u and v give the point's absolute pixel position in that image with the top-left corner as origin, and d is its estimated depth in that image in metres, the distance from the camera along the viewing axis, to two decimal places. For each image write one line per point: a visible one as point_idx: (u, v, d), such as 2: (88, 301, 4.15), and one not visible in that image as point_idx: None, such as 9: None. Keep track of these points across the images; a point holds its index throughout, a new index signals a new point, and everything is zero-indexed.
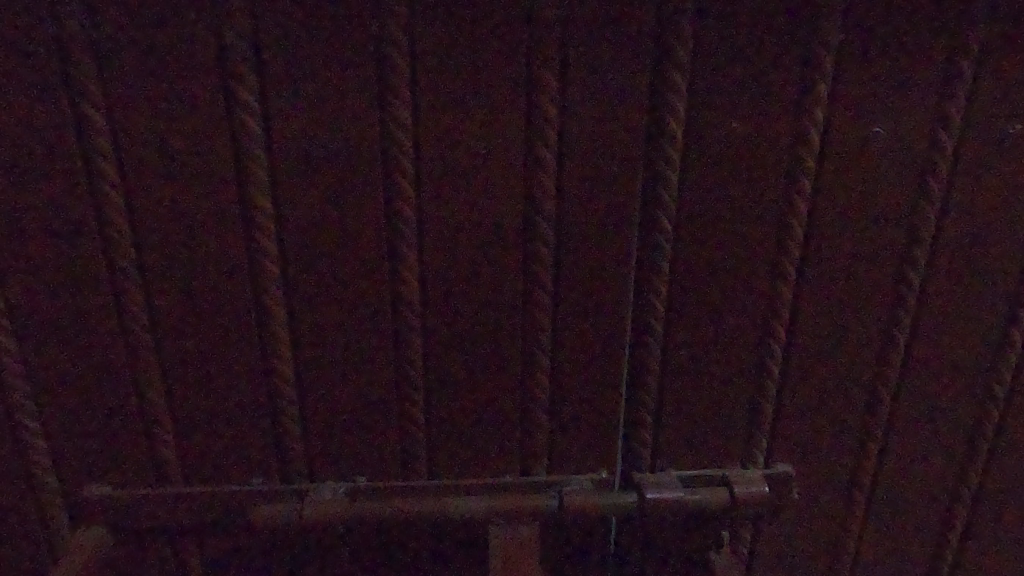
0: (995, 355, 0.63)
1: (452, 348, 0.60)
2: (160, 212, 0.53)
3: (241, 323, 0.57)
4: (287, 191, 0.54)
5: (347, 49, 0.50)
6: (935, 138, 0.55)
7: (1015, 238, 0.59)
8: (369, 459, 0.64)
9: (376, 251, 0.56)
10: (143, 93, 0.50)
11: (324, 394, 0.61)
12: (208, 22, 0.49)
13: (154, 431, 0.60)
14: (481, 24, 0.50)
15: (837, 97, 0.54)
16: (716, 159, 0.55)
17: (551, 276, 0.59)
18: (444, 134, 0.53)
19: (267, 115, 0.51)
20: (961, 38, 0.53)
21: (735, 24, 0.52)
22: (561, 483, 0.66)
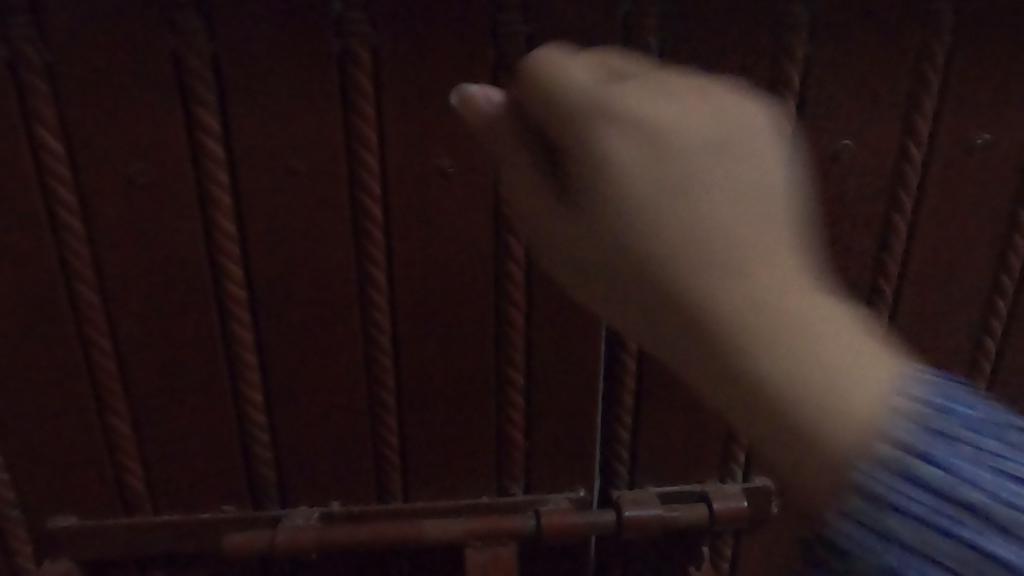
0: (971, 369, 0.62)
1: (423, 367, 0.59)
2: (121, 234, 0.53)
3: (206, 343, 0.57)
4: (250, 210, 0.53)
5: (307, 67, 0.49)
6: (908, 150, 0.54)
7: (988, 248, 0.58)
8: (342, 479, 0.63)
9: (343, 269, 0.55)
10: (98, 116, 0.49)
11: (294, 413, 0.60)
12: (163, 42, 0.48)
13: (121, 448, 0.60)
14: (442, 39, 0.49)
15: (812, 113, 0.53)
16: None
17: (522, 292, 0.58)
18: (410, 152, 0.52)
19: (227, 133, 0.51)
20: (935, 50, 0.51)
21: (703, 38, 0.51)
22: (539, 502, 0.65)
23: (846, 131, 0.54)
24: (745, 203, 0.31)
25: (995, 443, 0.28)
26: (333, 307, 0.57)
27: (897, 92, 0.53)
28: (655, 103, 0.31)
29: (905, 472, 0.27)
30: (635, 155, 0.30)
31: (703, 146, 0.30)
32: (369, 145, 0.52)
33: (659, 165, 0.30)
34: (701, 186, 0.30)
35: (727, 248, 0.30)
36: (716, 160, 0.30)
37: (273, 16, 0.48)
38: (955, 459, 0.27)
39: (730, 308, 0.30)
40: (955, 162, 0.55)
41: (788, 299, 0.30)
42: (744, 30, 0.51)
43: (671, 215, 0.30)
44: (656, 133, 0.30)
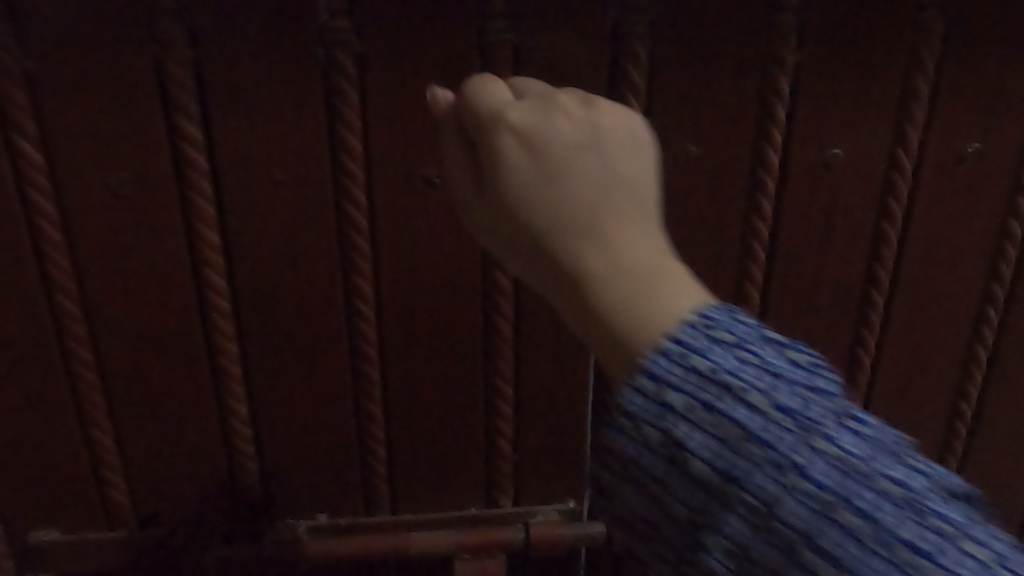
0: (961, 377, 0.62)
1: (411, 377, 0.59)
2: (103, 245, 0.52)
3: (191, 355, 0.56)
4: (234, 220, 0.52)
5: (291, 75, 0.49)
6: (898, 158, 0.54)
7: (979, 255, 0.58)
8: (329, 491, 0.63)
9: (329, 280, 0.55)
10: (78, 126, 0.48)
11: (280, 425, 0.59)
12: (144, 50, 0.47)
13: (104, 462, 0.59)
14: (428, 47, 0.49)
15: (801, 122, 0.53)
16: (678, 184, 0.54)
17: (511, 302, 0.57)
18: (396, 161, 0.52)
19: (210, 143, 0.50)
20: (925, 58, 0.51)
21: (692, 47, 0.50)
22: (527, 514, 0.65)
23: (836, 139, 0.53)
24: (613, 185, 0.33)
25: (775, 342, 0.30)
26: (319, 317, 0.56)
27: (888, 101, 0.52)
28: (547, 106, 0.34)
29: (687, 352, 0.29)
30: (516, 149, 0.34)
31: (574, 138, 0.33)
32: (354, 153, 0.51)
33: (534, 153, 0.33)
34: (569, 168, 0.33)
35: (582, 216, 0.33)
36: (585, 148, 0.33)
37: (256, 24, 0.47)
38: (732, 346, 0.29)
39: (589, 268, 0.32)
40: (946, 170, 0.55)
41: (647, 267, 0.32)
42: (734, 38, 0.50)
43: (541, 191, 0.33)
44: (537, 128, 0.34)
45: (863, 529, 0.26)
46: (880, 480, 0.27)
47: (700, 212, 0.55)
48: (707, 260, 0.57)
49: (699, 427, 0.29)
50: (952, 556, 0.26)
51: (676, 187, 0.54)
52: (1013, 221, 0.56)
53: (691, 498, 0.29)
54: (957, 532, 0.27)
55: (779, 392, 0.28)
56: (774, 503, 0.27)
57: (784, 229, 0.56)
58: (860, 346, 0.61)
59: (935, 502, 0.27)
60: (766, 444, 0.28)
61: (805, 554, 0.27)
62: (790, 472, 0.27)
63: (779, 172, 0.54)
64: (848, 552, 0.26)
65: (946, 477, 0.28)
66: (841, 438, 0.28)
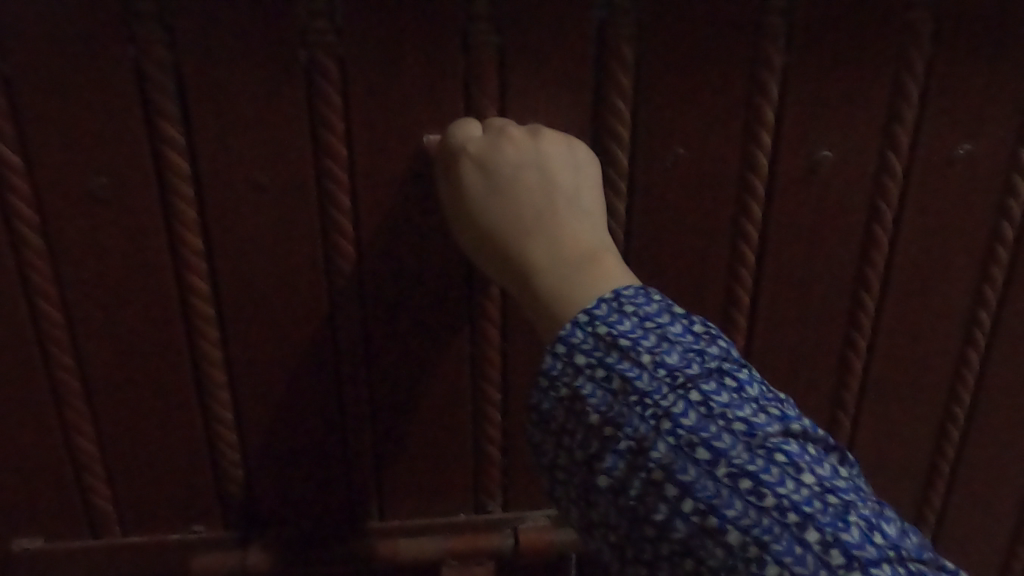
0: (952, 380, 0.62)
1: (397, 382, 0.58)
2: (83, 251, 0.51)
3: (174, 362, 0.55)
4: (217, 225, 0.52)
5: (273, 77, 0.48)
6: (887, 160, 0.53)
7: (970, 257, 0.57)
8: (316, 498, 0.62)
9: (313, 284, 0.54)
10: (57, 130, 0.48)
11: (265, 431, 0.59)
12: (123, 52, 0.46)
13: (87, 469, 0.58)
14: (411, 48, 0.48)
15: (790, 125, 0.52)
16: (665, 186, 0.53)
17: (498, 306, 0.56)
18: (380, 165, 0.51)
19: (191, 146, 0.49)
20: (914, 59, 0.51)
21: (678, 47, 0.50)
22: (516, 520, 0.64)
23: (825, 141, 0.53)
24: (547, 195, 0.46)
25: (671, 316, 0.40)
26: (304, 322, 0.55)
27: (876, 102, 0.52)
28: (501, 138, 0.47)
29: (593, 323, 0.40)
30: (475, 172, 0.46)
31: (516, 163, 0.46)
32: (337, 157, 0.50)
33: (488, 175, 0.46)
34: (514, 186, 0.46)
35: (526, 222, 0.45)
36: (526, 171, 0.46)
37: (236, 26, 0.46)
38: (631, 318, 0.39)
39: (530, 261, 0.45)
40: (936, 172, 0.54)
41: (577, 260, 0.44)
42: (722, 40, 0.50)
43: (495, 207, 0.46)
44: (492, 155, 0.46)
45: (712, 462, 0.36)
46: (735, 424, 0.37)
47: (688, 216, 0.54)
48: (696, 264, 0.56)
49: (596, 382, 0.39)
50: (783, 484, 0.36)
51: (663, 190, 0.53)
52: (1003, 223, 0.56)
53: (587, 441, 0.39)
54: (791, 466, 0.36)
55: (660, 353, 0.38)
56: (647, 442, 0.37)
57: (773, 233, 0.55)
58: (851, 350, 0.60)
59: (778, 442, 0.37)
60: (645, 396, 0.37)
61: (668, 483, 0.36)
62: (660, 417, 0.37)
63: (768, 175, 0.54)
64: (700, 480, 0.36)
65: (795, 424, 0.38)
66: (708, 390, 0.38)
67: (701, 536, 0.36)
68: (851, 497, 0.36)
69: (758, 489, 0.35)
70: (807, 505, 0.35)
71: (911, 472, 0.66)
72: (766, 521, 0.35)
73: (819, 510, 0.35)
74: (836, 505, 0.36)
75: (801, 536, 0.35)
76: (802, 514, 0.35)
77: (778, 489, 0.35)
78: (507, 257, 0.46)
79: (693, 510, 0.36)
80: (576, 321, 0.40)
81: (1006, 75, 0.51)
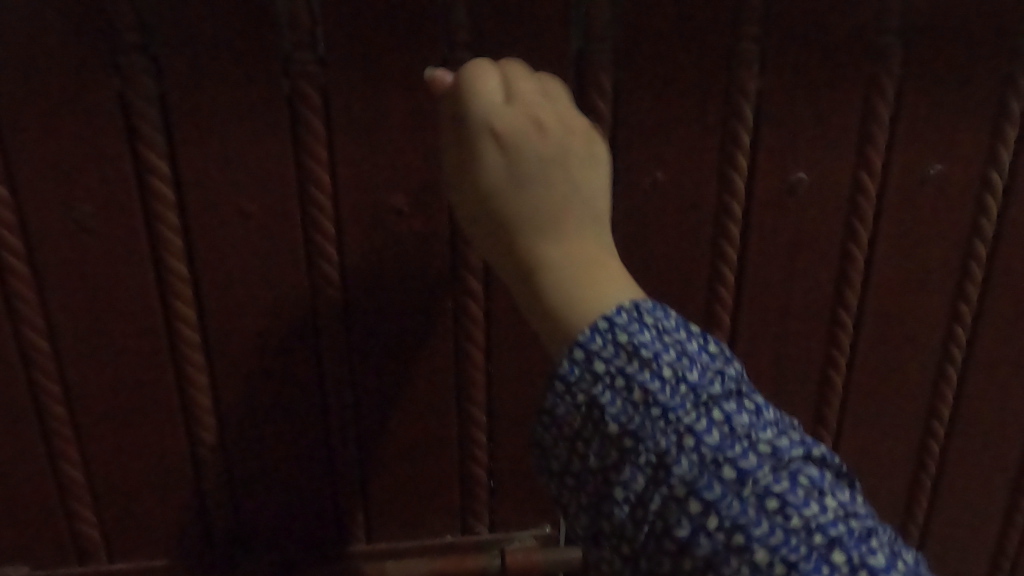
0: (932, 397, 0.63)
1: (382, 406, 0.59)
2: (70, 280, 0.51)
3: (162, 389, 0.56)
4: (203, 253, 0.52)
5: (258, 108, 0.49)
6: (861, 181, 0.55)
7: (944, 275, 0.58)
8: (303, 522, 0.62)
9: (299, 310, 0.55)
10: (43, 161, 0.48)
11: (252, 457, 0.59)
12: (108, 85, 0.47)
13: (74, 497, 0.58)
14: (392, 78, 0.49)
15: (765, 149, 0.53)
16: (646, 210, 0.54)
17: (482, 329, 0.57)
18: (365, 192, 0.52)
19: (177, 176, 0.50)
20: (883, 83, 0.52)
21: (655, 74, 0.51)
22: (503, 540, 0.65)
23: (801, 165, 0.54)
24: (565, 191, 0.43)
25: (688, 333, 0.40)
26: (290, 347, 0.56)
27: (849, 127, 0.53)
28: (530, 123, 0.43)
29: (614, 330, 0.39)
30: (496, 153, 0.43)
31: (542, 156, 0.43)
32: (322, 185, 0.51)
33: (511, 162, 0.43)
34: (535, 176, 0.43)
35: (540, 216, 0.43)
36: (550, 163, 0.43)
37: (222, 59, 0.47)
38: (652, 330, 0.39)
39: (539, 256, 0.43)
40: (909, 194, 0.55)
41: (584, 264, 0.42)
42: (697, 69, 0.51)
43: (512, 196, 0.43)
44: (515, 138, 0.43)
45: (739, 481, 0.37)
46: (759, 444, 0.38)
47: (668, 239, 0.55)
48: (676, 285, 0.57)
49: (617, 392, 0.38)
50: (808, 506, 0.37)
51: (643, 214, 0.54)
52: (977, 242, 0.57)
53: (605, 451, 0.39)
54: (814, 489, 0.37)
55: (682, 369, 0.39)
56: (669, 457, 0.37)
57: (752, 254, 0.56)
58: (831, 368, 0.61)
59: (799, 465, 0.38)
60: (668, 410, 0.38)
61: (691, 499, 0.37)
62: (684, 433, 0.37)
63: (745, 197, 0.55)
64: (725, 497, 0.37)
65: (814, 449, 0.39)
66: (730, 410, 0.39)
67: (725, 553, 0.36)
68: (870, 522, 0.38)
69: (784, 509, 0.36)
70: (832, 527, 0.36)
71: (893, 489, 0.66)
72: (794, 542, 0.36)
73: (844, 534, 0.37)
74: (858, 529, 0.37)
75: (828, 557, 0.36)
76: (830, 536, 0.36)
77: (804, 511, 0.37)
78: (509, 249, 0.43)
79: (718, 528, 0.36)
80: (594, 326, 0.40)
81: (974, 101, 0.53)
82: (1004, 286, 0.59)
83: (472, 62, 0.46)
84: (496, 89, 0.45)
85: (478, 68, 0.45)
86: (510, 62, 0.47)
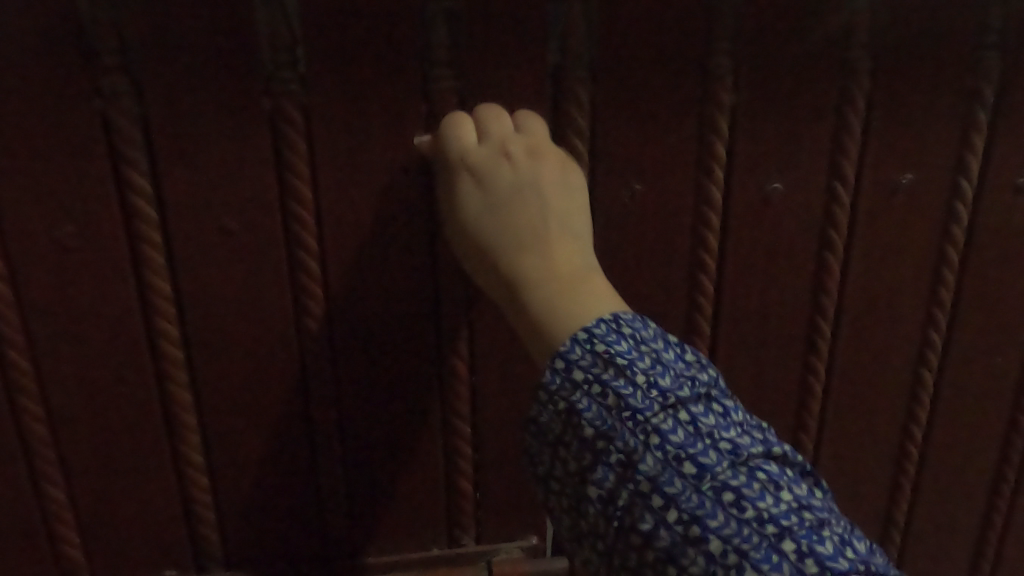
0: (909, 401, 0.64)
1: (368, 420, 0.59)
2: (53, 300, 0.51)
3: (145, 407, 0.56)
4: (187, 271, 0.52)
5: (239, 126, 0.49)
6: (834, 190, 0.56)
7: (917, 281, 0.59)
8: (290, 538, 0.62)
9: (283, 325, 0.55)
10: (23, 181, 0.48)
11: (238, 474, 0.59)
12: (89, 106, 0.47)
13: (56, 519, 0.58)
14: (372, 95, 0.50)
15: (740, 161, 0.54)
16: (625, 222, 0.55)
17: (466, 341, 0.58)
18: (347, 208, 0.52)
19: (159, 194, 0.50)
20: (853, 94, 0.53)
21: (631, 88, 0.51)
22: (490, 552, 0.65)
23: (776, 175, 0.55)
24: (542, 211, 0.45)
25: (666, 342, 0.41)
26: (274, 362, 0.56)
27: (822, 138, 0.54)
28: (499, 155, 0.46)
29: (593, 340, 0.40)
30: (471, 184, 0.46)
31: (512, 183, 0.45)
32: (304, 202, 0.52)
33: (485, 192, 0.46)
34: (507, 202, 0.45)
35: (522, 237, 0.44)
36: (521, 188, 0.45)
37: (203, 78, 0.48)
38: (629, 340, 0.40)
39: (524, 271, 0.44)
40: (882, 202, 0.56)
41: (567, 278, 0.43)
42: (672, 81, 0.52)
43: (490, 224, 0.45)
44: (486, 169, 0.46)
45: (698, 476, 0.37)
46: (721, 441, 0.39)
47: (649, 249, 0.56)
48: (657, 295, 0.58)
49: (593, 398, 0.39)
50: (762, 498, 0.37)
51: (622, 226, 0.55)
52: (948, 247, 0.58)
53: (581, 453, 0.40)
54: (771, 483, 0.38)
55: (655, 375, 0.39)
56: (635, 455, 0.38)
57: (731, 264, 0.57)
58: (810, 374, 0.62)
59: (759, 461, 0.39)
60: (637, 412, 0.38)
61: (654, 494, 0.37)
62: (650, 432, 0.38)
63: (722, 208, 0.56)
64: (685, 492, 0.37)
65: (776, 447, 0.40)
66: (696, 411, 0.39)
67: (684, 544, 0.37)
68: (825, 515, 0.39)
69: (739, 502, 0.37)
70: (784, 518, 0.37)
71: (874, 492, 0.67)
72: (746, 531, 0.37)
73: (796, 524, 0.37)
74: (811, 520, 0.38)
75: (778, 545, 0.37)
76: (781, 526, 0.37)
77: (758, 503, 0.37)
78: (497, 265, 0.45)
79: (677, 520, 0.37)
80: (576, 336, 0.40)
81: (942, 109, 0.54)
82: (976, 290, 0.60)
83: (452, 110, 0.49)
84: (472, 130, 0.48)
85: (454, 116, 0.48)
86: (488, 104, 0.50)
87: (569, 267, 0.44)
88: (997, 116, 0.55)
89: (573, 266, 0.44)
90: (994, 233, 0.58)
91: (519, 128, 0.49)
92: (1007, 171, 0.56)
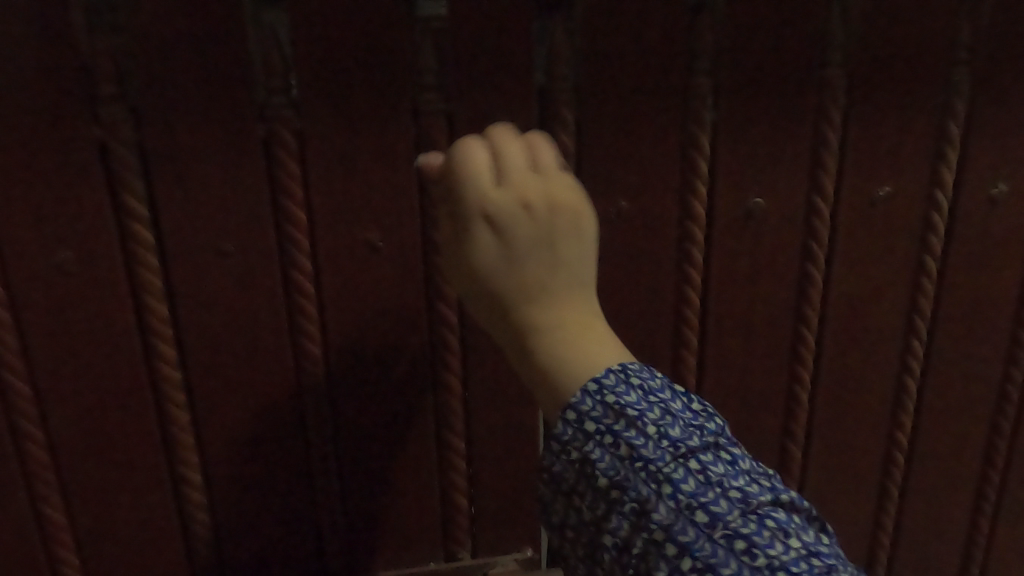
0: (893, 408, 0.65)
1: (363, 437, 0.60)
2: (52, 323, 0.52)
3: (144, 428, 0.56)
4: (184, 293, 0.53)
5: (234, 151, 0.50)
6: (813, 203, 0.57)
7: (898, 289, 0.61)
8: (287, 554, 0.63)
9: (279, 345, 0.56)
10: (23, 208, 0.49)
11: (236, 492, 0.60)
12: (88, 133, 0.48)
13: (56, 539, 0.58)
14: (363, 118, 0.51)
15: (722, 176, 0.56)
16: (611, 237, 0.56)
17: (458, 357, 0.59)
18: (339, 229, 0.54)
19: (156, 218, 0.51)
20: (829, 111, 0.55)
21: (613, 108, 0.53)
22: (487, 564, 0.66)
23: (757, 190, 0.56)
24: (554, 264, 0.44)
25: (674, 392, 0.42)
26: (270, 381, 0.57)
27: (800, 152, 0.56)
28: (520, 207, 0.43)
29: (603, 392, 0.41)
30: (487, 234, 0.44)
31: (531, 238, 0.43)
32: (297, 223, 0.53)
33: (499, 242, 0.44)
34: (523, 257, 0.43)
35: (529, 289, 0.44)
36: (540, 243, 0.44)
37: (199, 105, 0.49)
38: (638, 391, 0.41)
39: (533, 326, 0.44)
40: (861, 215, 0.58)
41: (573, 329, 0.44)
42: (654, 102, 0.53)
43: (501, 272, 0.44)
44: (507, 222, 0.43)
45: (710, 524, 0.39)
46: (732, 490, 0.40)
47: (637, 263, 0.57)
48: (645, 309, 0.59)
49: (605, 448, 0.40)
50: (773, 545, 0.39)
51: (610, 242, 0.56)
52: (926, 257, 0.60)
53: (595, 503, 0.41)
54: (779, 531, 0.40)
55: (665, 425, 0.40)
56: (649, 504, 0.39)
57: (716, 277, 0.59)
58: (796, 383, 0.63)
59: (769, 508, 0.40)
60: (649, 462, 0.39)
61: (668, 542, 0.39)
62: (662, 481, 0.39)
63: (706, 223, 0.57)
64: (697, 540, 0.39)
65: (784, 495, 0.42)
66: (706, 460, 0.40)
67: None
68: (831, 562, 0.40)
69: (750, 549, 0.39)
70: (795, 565, 0.39)
71: (863, 498, 0.68)
72: None
73: (805, 570, 0.39)
74: (820, 567, 0.39)
75: None
76: (792, 574, 0.38)
77: (768, 550, 0.39)
78: (493, 300, 0.45)
79: (691, 568, 0.38)
80: (585, 388, 0.41)
81: (916, 123, 0.56)
82: (955, 299, 0.62)
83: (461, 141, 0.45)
84: (486, 168, 0.44)
85: (468, 151, 0.45)
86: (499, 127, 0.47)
87: (573, 316, 0.44)
88: (968, 129, 0.56)
89: (576, 312, 0.44)
90: (970, 243, 0.60)
91: (535, 164, 0.46)
92: (980, 183, 0.58)
